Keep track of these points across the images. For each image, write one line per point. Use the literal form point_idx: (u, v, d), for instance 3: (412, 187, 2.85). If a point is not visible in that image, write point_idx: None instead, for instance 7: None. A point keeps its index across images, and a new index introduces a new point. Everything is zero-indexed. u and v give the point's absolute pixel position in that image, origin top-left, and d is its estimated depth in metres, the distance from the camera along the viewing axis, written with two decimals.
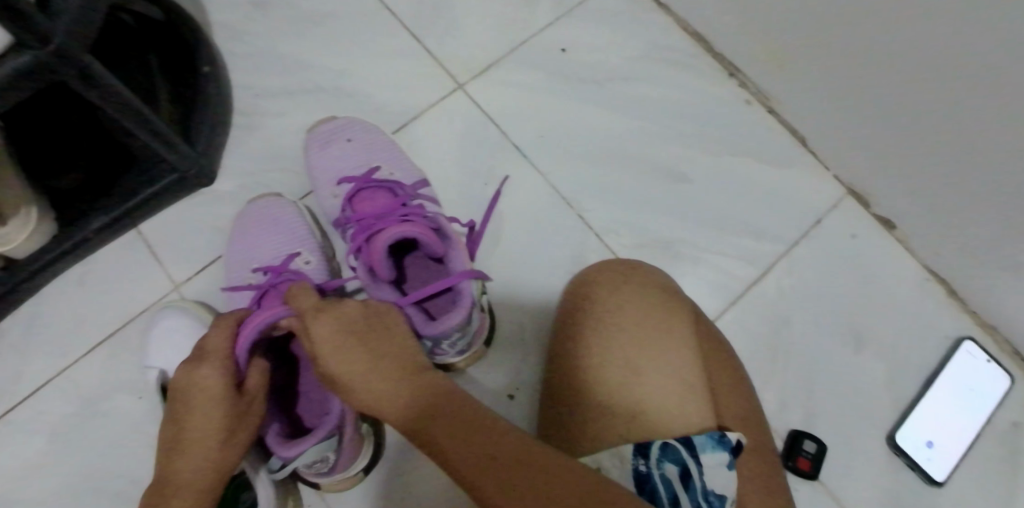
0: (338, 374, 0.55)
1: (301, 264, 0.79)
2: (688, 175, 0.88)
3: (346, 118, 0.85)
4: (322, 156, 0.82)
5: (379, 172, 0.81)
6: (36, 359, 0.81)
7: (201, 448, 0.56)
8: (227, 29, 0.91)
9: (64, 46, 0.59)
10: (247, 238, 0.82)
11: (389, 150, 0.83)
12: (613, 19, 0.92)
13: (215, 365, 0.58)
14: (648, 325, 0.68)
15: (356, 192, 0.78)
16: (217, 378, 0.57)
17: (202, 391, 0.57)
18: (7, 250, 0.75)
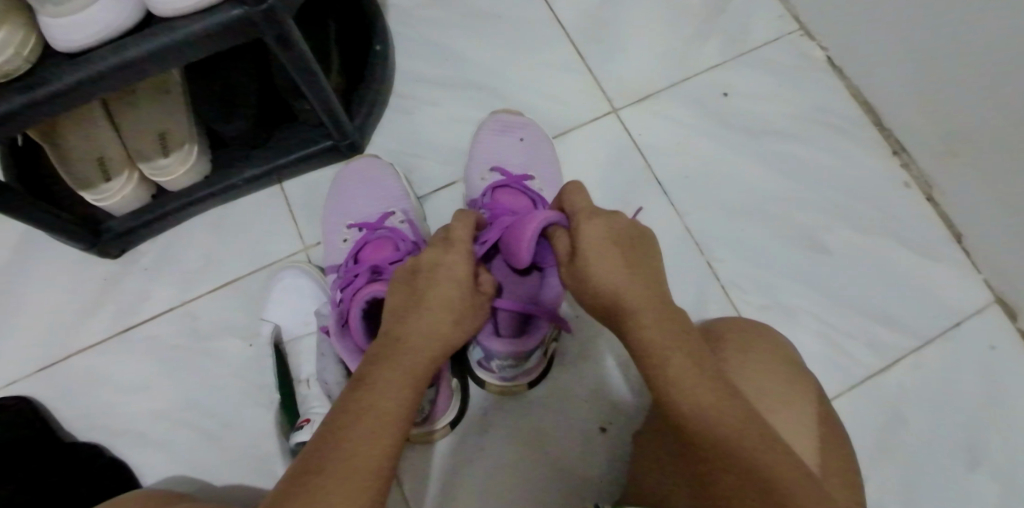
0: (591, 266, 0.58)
1: (396, 222, 0.81)
2: (827, 245, 0.86)
3: (530, 120, 0.87)
4: (491, 142, 0.86)
5: (532, 182, 0.83)
6: (164, 285, 0.86)
7: (433, 324, 0.57)
8: (403, 11, 0.93)
9: (275, 9, 0.62)
10: (347, 193, 0.84)
11: (549, 166, 0.85)
12: (782, 72, 0.91)
13: (461, 250, 0.61)
14: (768, 391, 0.66)
15: (500, 187, 0.80)
16: (462, 262, 0.60)
17: (447, 270, 0.59)
18: (167, 180, 0.81)
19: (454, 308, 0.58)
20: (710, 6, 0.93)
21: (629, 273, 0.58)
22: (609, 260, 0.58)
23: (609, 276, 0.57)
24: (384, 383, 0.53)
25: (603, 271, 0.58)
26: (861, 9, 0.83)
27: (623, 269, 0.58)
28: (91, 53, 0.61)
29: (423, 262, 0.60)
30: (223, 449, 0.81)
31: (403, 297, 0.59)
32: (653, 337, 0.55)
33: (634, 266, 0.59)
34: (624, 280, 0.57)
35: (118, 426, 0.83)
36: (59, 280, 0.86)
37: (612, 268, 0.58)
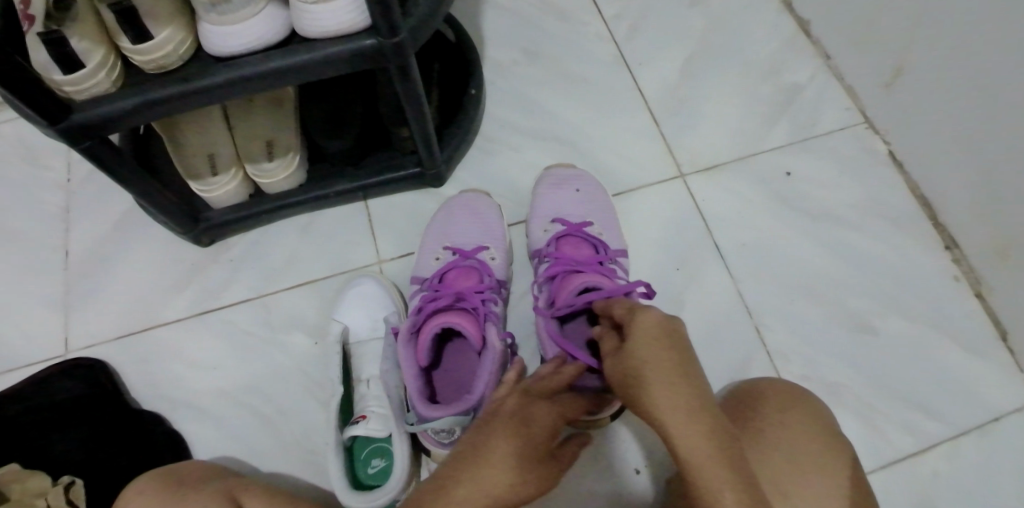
0: (642, 376, 0.54)
1: (487, 258, 0.87)
2: (874, 326, 0.89)
3: (583, 171, 0.94)
4: (550, 196, 0.91)
5: (591, 227, 0.88)
6: (246, 277, 0.93)
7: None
8: (497, 64, 1.03)
9: (405, 43, 0.70)
10: (449, 220, 0.90)
11: (607, 214, 0.90)
12: (843, 160, 0.96)
13: (508, 436, 0.55)
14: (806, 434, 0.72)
15: (564, 235, 0.87)
16: (505, 448, 0.54)
17: (488, 451, 0.54)
18: (268, 182, 0.89)
19: (484, 490, 0.52)
20: (782, 95, 1.00)
21: (676, 380, 0.53)
22: (650, 358, 0.55)
23: (654, 382, 0.53)
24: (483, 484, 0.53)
25: (642, 367, 0.55)
26: (926, 112, 0.89)
27: (667, 379, 0.53)
28: (238, 60, 0.70)
29: (472, 440, 0.56)
30: (274, 436, 0.87)
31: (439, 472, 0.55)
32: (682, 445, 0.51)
33: (683, 370, 0.54)
34: (666, 388, 0.53)
35: (182, 400, 0.89)
36: (154, 261, 0.95)
37: (661, 375, 0.54)
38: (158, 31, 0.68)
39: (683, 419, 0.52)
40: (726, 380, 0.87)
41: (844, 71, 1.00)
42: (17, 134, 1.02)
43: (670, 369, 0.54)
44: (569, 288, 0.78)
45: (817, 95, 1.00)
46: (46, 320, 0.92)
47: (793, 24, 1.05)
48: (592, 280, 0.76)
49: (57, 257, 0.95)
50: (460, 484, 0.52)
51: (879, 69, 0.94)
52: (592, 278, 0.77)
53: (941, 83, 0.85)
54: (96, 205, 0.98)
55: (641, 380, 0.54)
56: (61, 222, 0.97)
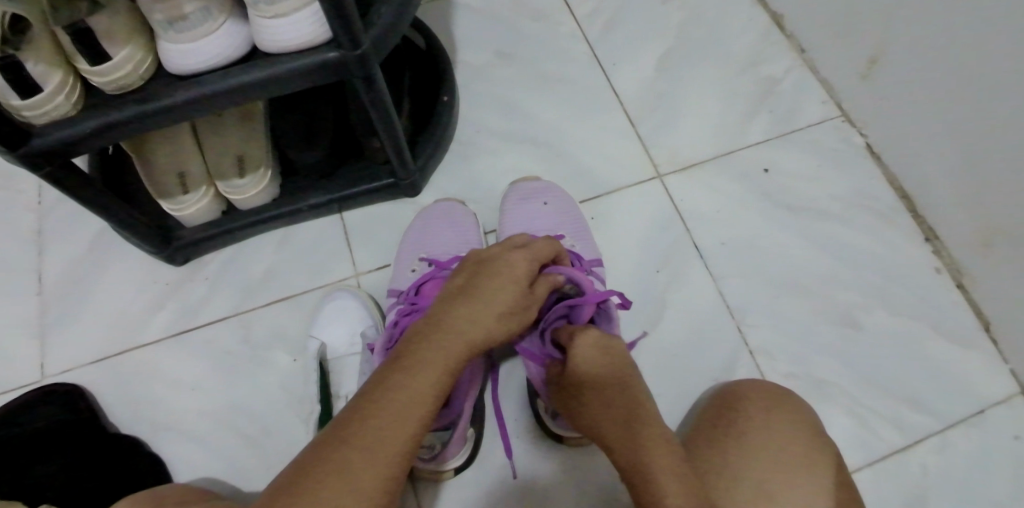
0: (591, 391, 0.65)
1: None
2: (858, 321, 0.88)
3: (548, 183, 0.93)
4: (518, 212, 0.90)
5: (564, 240, 0.87)
6: (222, 295, 0.92)
7: (486, 307, 0.62)
8: (470, 68, 1.02)
9: (367, 53, 0.69)
10: (422, 232, 0.89)
11: (577, 224, 0.90)
12: (822, 154, 0.96)
13: (525, 256, 0.66)
14: (784, 430, 0.72)
15: None
16: (524, 266, 0.66)
17: (509, 268, 0.65)
18: (241, 198, 0.87)
19: (504, 298, 0.63)
20: (758, 90, 1.00)
21: (620, 395, 0.64)
22: (598, 376, 0.65)
23: (600, 399, 0.64)
24: (488, 301, 0.62)
25: (590, 383, 0.65)
26: (902, 103, 0.88)
27: (613, 392, 0.64)
28: (199, 77, 0.69)
29: (488, 257, 0.67)
30: (256, 456, 0.85)
31: (463, 282, 0.65)
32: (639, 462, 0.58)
33: (621, 384, 0.64)
34: (615, 402, 0.63)
35: (162, 423, 0.87)
36: (130, 281, 0.93)
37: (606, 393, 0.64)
38: (117, 51, 0.67)
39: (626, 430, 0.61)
40: (711, 380, 0.86)
41: (819, 64, 0.99)
42: None
43: (612, 384, 0.64)
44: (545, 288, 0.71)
45: (794, 88, 0.99)
46: (20, 345, 0.91)
47: (768, 19, 1.04)
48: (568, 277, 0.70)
49: (30, 280, 0.94)
50: (486, 295, 0.63)
51: (854, 61, 0.94)
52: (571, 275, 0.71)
53: (916, 72, 0.85)
54: (68, 226, 0.96)
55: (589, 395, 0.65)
56: (33, 245, 0.96)
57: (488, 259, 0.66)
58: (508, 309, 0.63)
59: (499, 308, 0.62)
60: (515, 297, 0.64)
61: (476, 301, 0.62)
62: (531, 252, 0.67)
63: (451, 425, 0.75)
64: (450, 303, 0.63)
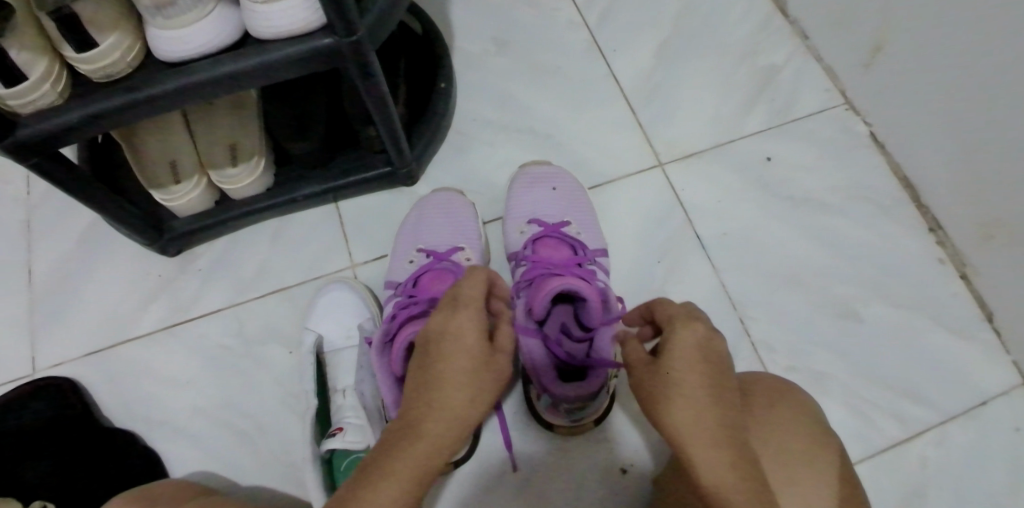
0: (677, 378, 0.56)
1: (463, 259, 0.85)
2: (859, 313, 0.87)
3: (560, 169, 0.92)
4: (525, 196, 0.89)
5: (569, 227, 0.86)
6: (215, 287, 0.90)
7: (450, 391, 0.56)
8: (467, 56, 1.00)
9: (363, 40, 0.67)
10: (424, 217, 0.88)
11: (583, 211, 0.89)
12: (824, 142, 0.94)
13: (470, 313, 0.58)
14: (788, 419, 0.71)
15: (542, 237, 0.85)
16: (473, 327, 0.58)
17: (461, 332, 0.58)
18: (234, 189, 0.86)
19: (463, 375, 0.57)
20: (760, 77, 0.98)
21: (703, 391, 0.56)
22: (692, 367, 0.56)
23: (688, 384, 0.56)
24: (450, 382, 0.57)
25: (681, 371, 0.56)
26: (905, 90, 0.87)
27: (700, 383, 0.56)
28: (189, 65, 0.67)
29: (435, 329, 0.59)
30: (251, 451, 0.84)
31: (419, 365, 0.59)
32: (685, 420, 0.55)
33: (709, 382, 0.56)
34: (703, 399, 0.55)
35: (154, 418, 0.86)
36: (120, 274, 0.92)
37: (692, 385, 0.56)
38: (103, 38, 0.65)
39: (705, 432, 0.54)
40: None
41: (822, 52, 0.98)
42: None
43: (695, 379, 0.56)
44: (546, 291, 0.74)
45: (796, 76, 0.98)
46: (10, 339, 0.90)
47: (770, 4, 1.02)
48: (570, 284, 0.73)
49: (19, 273, 0.93)
50: (448, 374, 0.57)
51: (857, 48, 0.92)
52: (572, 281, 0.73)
53: (921, 61, 0.83)
54: (58, 217, 0.95)
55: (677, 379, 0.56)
56: (23, 237, 0.94)
57: (432, 327, 0.59)
58: (475, 384, 0.57)
59: (463, 387, 0.57)
60: (476, 365, 0.57)
61: (439, 386, 0.57)
62: (473, 304, 0.59)
63: None
64: (414, 398, 0.57)
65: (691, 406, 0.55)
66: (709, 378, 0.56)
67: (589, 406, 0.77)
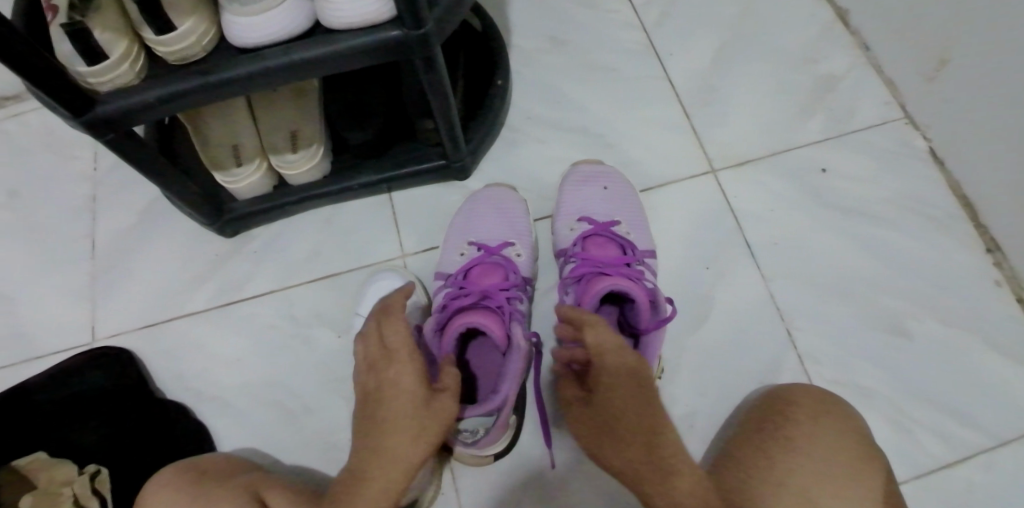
0: (605, 392, 0.64)
1: (513, 254, 0.86)
2: (909, 330, 0.86)
3: (611, 168, 0.92)
4: (575, 194, 0.90)
5: (618, 227, 0.87)
6: (269, 270, 0.93)
7: (395, 442, 0.60)
8: (524, 53, 1.01)
9: (430, 33, 0.68)
10: (473, 211, 0.90)
11: (633, 212, 0.89)
12: (881, 156, 0.93)
13: (409, 363, 0.62)
14: (832, 431, 0.71)
15: (591, 235, 0.86)
16: (413, 375, 0.62)
17: (397, 381, 0.61)
18: (293, 175, 0.88)
19: (402, 419, 0.60)
20: (817, 86, 0.97)
21: (628, 399, 0.62)
22: (615, 383, 0.63)
23: (615, 397, 0.63)
24: (393, 433, 0.60)
25: (610, 389, 0.63)
26: (967, 105, 0.86)
27: (624, 391, 0.63)
28: (261, 51, 0.69)
29: (373, 381, 0.62)
30: (296, 431, 0.86)
31: (362, 414, 0.62)
32: (614, 418, 0.62)
33: (635, 395, 0.62)
34: (628, 405, 0.62)
35: (204, 392, 0.89)
36: (178, 251, 0.95)
37: (618, 396, 0.63)
38: (181, 23, 0.67)
39: (632, 427, 0.61)
40: (755, 383, 0.85)
41: (882, 64, 0.97)
42: (44, 121, 1.04)
43: (624, 395, 0.62)
44: (595, 291, 0.76)
45: (854, 86, 0.97)
46: (72, 307, 0.93)
47: (831, 13, 1.01)
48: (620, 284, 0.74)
49: (83, 245, 0.96)
50: (393, 420, 0.60)
51: (919, 61, 0.91)
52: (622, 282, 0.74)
53: (985, 77, 0.82)
54: (121, 193, 0.98)
55: (607, 393, 0.63)
56: (87, 211, 0.98)
57: (365, 368, 0.63)
58: (418, 426, 0.61)
59: (407, 434, 0.60)
60: (416, 413, 0.61)
61: (383, 437, 0.60)
62: (405, 349, 0.63)
63: (498, 411, 0.72)
64: (365, 451, 0.61)
65: (618, 413, 0.62)
66: (630, 389, 0.63)
67: None
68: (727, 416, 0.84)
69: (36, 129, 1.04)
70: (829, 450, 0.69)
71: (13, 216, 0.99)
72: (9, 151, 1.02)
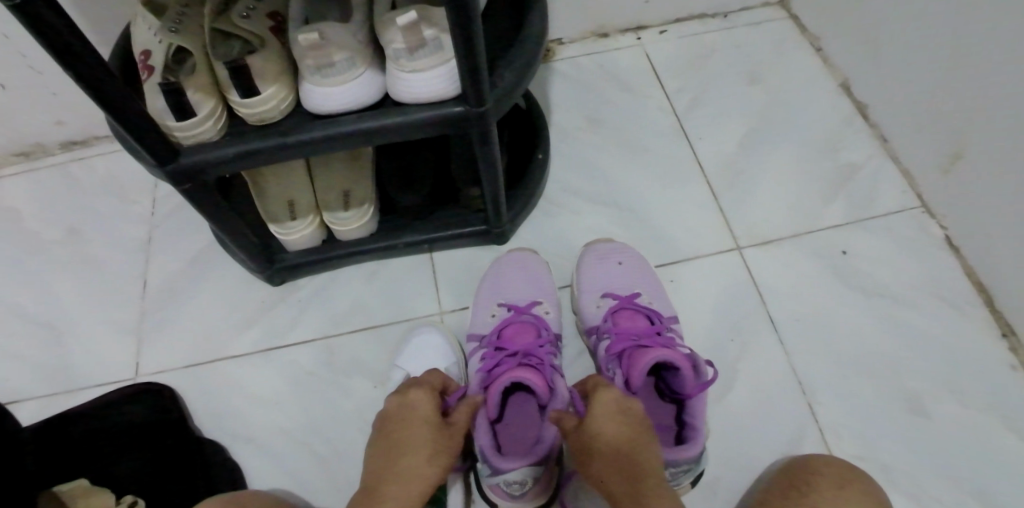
0: (599, 432, 0.68)
1: (542, 312, 0.91)
2: (927, 410, 0.89)
3: (622, 244, 0.97)
4: (594, 271, 0.94)
5: (640, 298, 0.91)
6: (313, 319, 0.97)
7: (414, 452, 0.69)
8: (563, 130, 1.08)
9: (489, 110, 0.74)
10: (501, 275, 0.94)
11: (651, 283, 0.94)
12: (899, 241, 0.98)
13: (425, 395, 0.74)
14: (856, 498, 0.74)
15: (617, 309, 0.89)
16: (428, 403, 0.73)
17: (413, 410, 0.73)
18: (344, 230, 0.93)
19: (425, 438, 0.70)
20: (837, 173, 1.03)
21: (624, 434, 0.68)
22: (611, 422, 0.68)
23: (607, 431, 0.68)
24: (413, 447, 0.69)
25: (601, 427, 0.68)
26: (979, 197, 0.91)
27: (623, 427, 0.68)
28: (333, 118, 0.75)
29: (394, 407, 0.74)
30: (329, 476, 0.89)
31: (383, 436, 0.72)
32: (608, 454, 0.67)
33: (630, 432, 0.68)
34: (622, 442, 0.67)
35: (242, 433, 0.92)
36: (227, 296, 1.00)
37: (615, 431, 0.68)
38: (265, 87, 0.73)
39: (626, 460, 0.66)
40: (777, 452, 0.88)
41: (900, 156, 1.03)
42: (108, 167, 1.10)
43: (620, 429, 0.68)
44: (643, 362, 0.79)
45: (872, 176, 1.03)
46: (120, 344, 0.98)
47: (851, 108, 1.08)
48: (663, 353, 0.78)
49: (135, 284, 1.01)
50: (412, 441, 0.70)
51: (935, 155, 0.97)
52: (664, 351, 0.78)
53: (995, 170, 0.88)
54: (176, 239, 1.04)
55: (598, 430, 0.68)
56: (143, 253, 1.04)
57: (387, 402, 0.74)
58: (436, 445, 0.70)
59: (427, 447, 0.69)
60: (434, 431, 0.71)
61: (405, 450, 0.69)
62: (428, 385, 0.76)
63: (542, 461, 0.77)
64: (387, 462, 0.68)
65: (613, 447, 0.67)
66: (626, 424, 0.69)
67: (691, 469, 0.79)
68: (748, 484, 0.86)
69: (100, 174, 1.10)
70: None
71: (71, 252, 1.05)
72: (72, 192, 1.09)
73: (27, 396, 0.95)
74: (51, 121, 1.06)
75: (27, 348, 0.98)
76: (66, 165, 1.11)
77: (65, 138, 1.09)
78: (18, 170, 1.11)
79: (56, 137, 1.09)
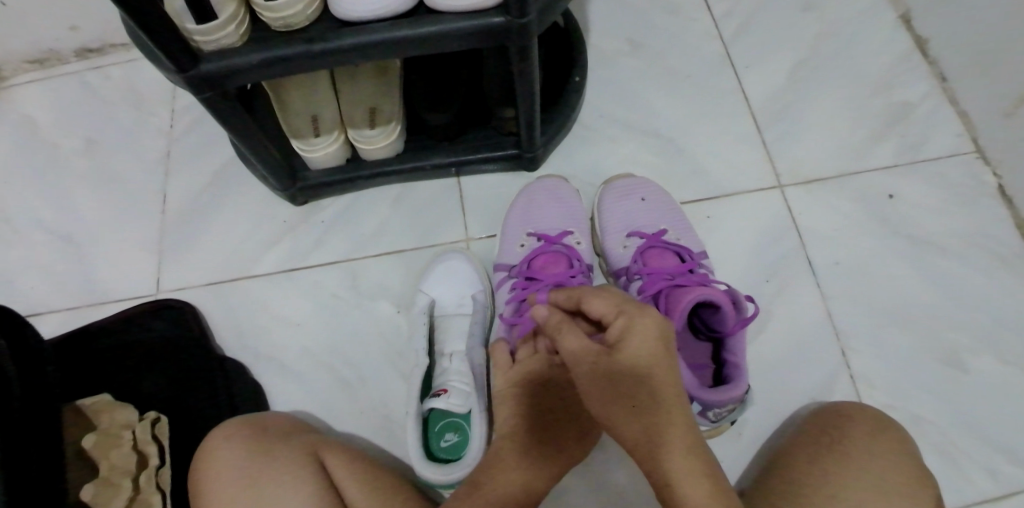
0: (632, 370, 0.57)
1: (573, 242, 0.88)
2: (965, 363, 0.86)
3: (641, 179, 0.93)
4: (616, 210, 0.91)
5: (668, 235, 0.88)
6: (335, 240, 0.95)
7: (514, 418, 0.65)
8: (601, 53, 1.02)
9: (531, 23, 0.70)
10: (524, 205, 0.91)
11: (677, 218, 0.90)
12: (950, 187, 0.93)
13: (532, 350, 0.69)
14: (883, 441, 0.73)
15: (647, 248, 0.86)
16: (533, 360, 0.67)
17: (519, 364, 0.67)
18: (369, 149, 0.89)
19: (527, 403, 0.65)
20: (890, 112, 0.97)
21: (663, 378, 0.57)
22: (651, 365, 0.57)
23: (647, 375, 0.57)
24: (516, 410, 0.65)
25: (641, 368, 0.57)
26: None
27: (660, 367, 0.57)
28: (364, 25, 0.70)
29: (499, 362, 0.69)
30: (350, 399, 0.88)
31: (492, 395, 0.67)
32: (647, 403, 0.57)
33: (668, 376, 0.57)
34: (661, 392, 0.57)
35: (262, 353, 0.91)
36: (248, 214, 0.97)
37: (654, 375, 0.57)
38: None
39: (664, 415, 0.57)
40: (807, 398, 0.85)
41: (958, 96, 0.97)
42: (125, 76, 1.06)
43: (660, 372, 0.57)
44: (682, 305, 0.76)
45: (928, 117, 0.97)
46: (140, 258, 0.96)
47: (910, 41, 1.01)
48: (702, 294, 0.75)
49: (155, 199, 0.99)
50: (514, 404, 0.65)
51: (999, 97, 0.91)
52: (703, 291, 0.75)
53: None
54: (195, 153, 1.01)
55: (636, 370, 0.57)
56: (161, 166, 1.01)
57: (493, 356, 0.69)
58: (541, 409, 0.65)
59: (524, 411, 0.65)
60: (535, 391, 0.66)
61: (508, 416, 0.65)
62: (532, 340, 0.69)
63: None
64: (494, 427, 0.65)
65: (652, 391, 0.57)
66: (665, 365, 0.57)
67: (737, 407, 0.77)
68: (775, 429, 0.84)
69: (117, 82, 1.06)
70: (869, 451, 0.72)
71: (89, 164, 1.02)
72: (89, 102, 1.05)
73: (48, 309, 0.94)
74: (65, 26, 1.01)
75: (48, 260, 0.97)
76: (82, 73, 1.07)
77: (79, 44, 1.05)
78: (34, 77, 1.07)
79: (71, 44, 1.04)
